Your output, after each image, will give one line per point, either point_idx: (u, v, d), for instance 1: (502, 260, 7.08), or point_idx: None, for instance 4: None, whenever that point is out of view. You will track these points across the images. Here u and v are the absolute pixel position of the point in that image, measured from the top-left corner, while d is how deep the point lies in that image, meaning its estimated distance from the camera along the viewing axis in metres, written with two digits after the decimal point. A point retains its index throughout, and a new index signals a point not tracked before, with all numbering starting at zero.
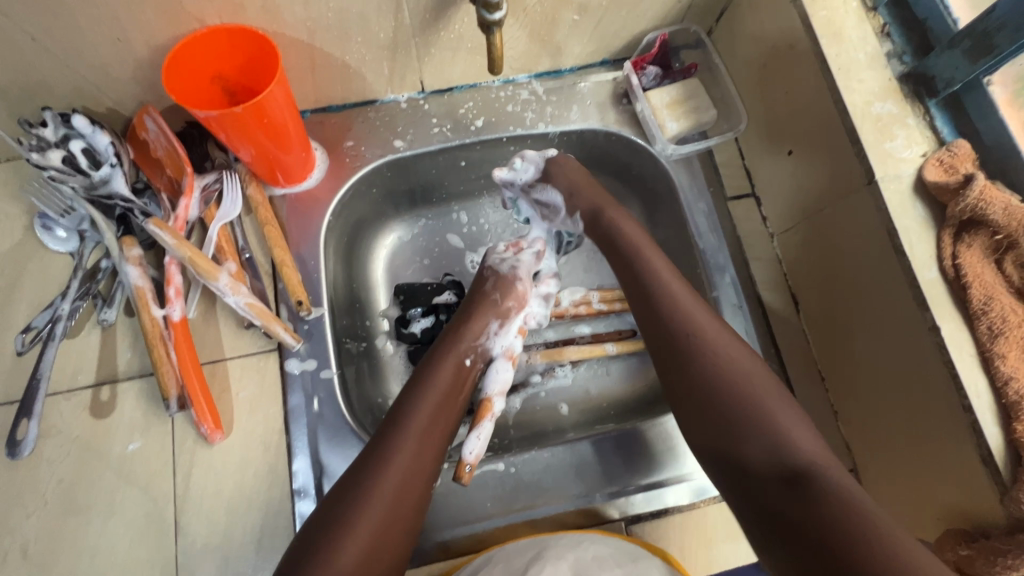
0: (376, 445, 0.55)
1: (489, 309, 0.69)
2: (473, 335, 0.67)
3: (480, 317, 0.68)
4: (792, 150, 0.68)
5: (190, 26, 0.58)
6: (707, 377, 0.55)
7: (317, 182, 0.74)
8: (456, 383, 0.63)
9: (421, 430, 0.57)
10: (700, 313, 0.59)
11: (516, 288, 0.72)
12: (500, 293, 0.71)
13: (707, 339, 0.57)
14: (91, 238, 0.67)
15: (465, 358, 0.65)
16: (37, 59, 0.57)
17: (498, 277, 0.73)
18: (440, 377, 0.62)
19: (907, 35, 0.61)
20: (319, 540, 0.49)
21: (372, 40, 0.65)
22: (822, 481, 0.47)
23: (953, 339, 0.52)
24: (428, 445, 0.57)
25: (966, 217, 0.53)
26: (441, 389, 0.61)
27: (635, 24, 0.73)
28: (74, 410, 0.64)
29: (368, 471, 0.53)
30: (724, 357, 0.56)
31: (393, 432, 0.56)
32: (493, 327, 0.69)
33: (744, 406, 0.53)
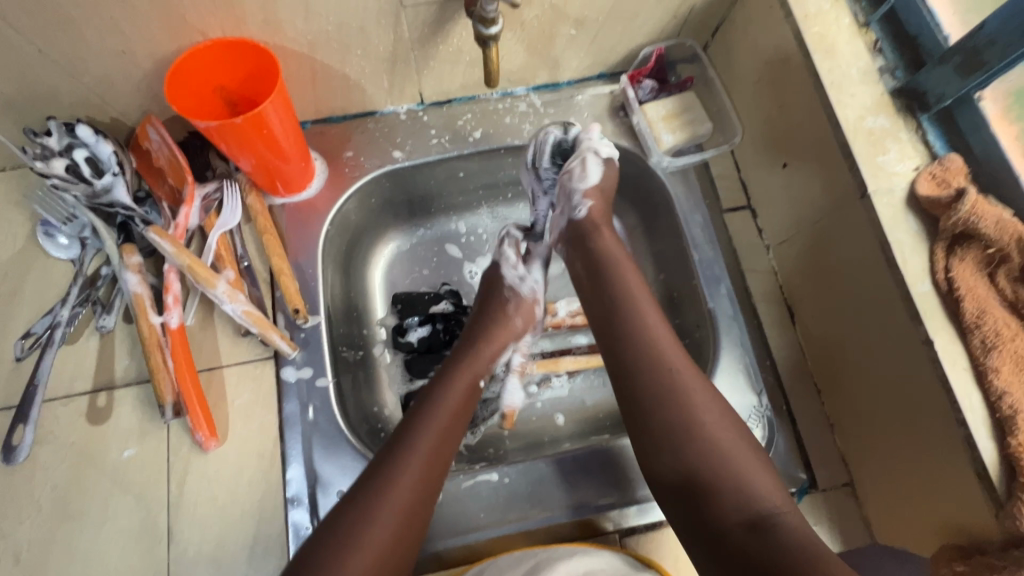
0: (385, 459, 0.56)
1: (512, 335, 0.71)
2: (496, 357, 0.69)
3: (498, 341, 0.70)
4: (786, 163, 0.68)
5: (192, 39, 0.59)
6: (674, 418, 0.56)
7: (316, 192, 0.74)
8: (467, 401, 0.63)
9: (433, 443, 0.57)
10: (670, 347, 0.59)
11: (530, 308, 0.74)
12: (520, 317, 0.73)
13: (671, 373, 0.58)
14: (92, 245, 0.68)
15: (484, 381, 0.67)
16: (43, 70, 0.58)
17: (519, 299, 0.73)
18: (453, 392, 0.63)
19: (899, 50, 0.61)
20: (327, 550, 0.49)
21: (372, 53, 0.66)
22: (780, 530, 0.48)
23: (947, 352, 0.52)
24: (438, 455, 0.57)
25: (959, 231, 0.53)
26: (452, 404, 0.61)
27: (631, 38, 0.74)
28: (71, 416, 0.64)
29: (377, 485, 0.53)
30: (689, 405, 0.56)
31: (403, 446, 0.56)
32: (511, 349, 0.72)
33: (708, 449, 0.54)
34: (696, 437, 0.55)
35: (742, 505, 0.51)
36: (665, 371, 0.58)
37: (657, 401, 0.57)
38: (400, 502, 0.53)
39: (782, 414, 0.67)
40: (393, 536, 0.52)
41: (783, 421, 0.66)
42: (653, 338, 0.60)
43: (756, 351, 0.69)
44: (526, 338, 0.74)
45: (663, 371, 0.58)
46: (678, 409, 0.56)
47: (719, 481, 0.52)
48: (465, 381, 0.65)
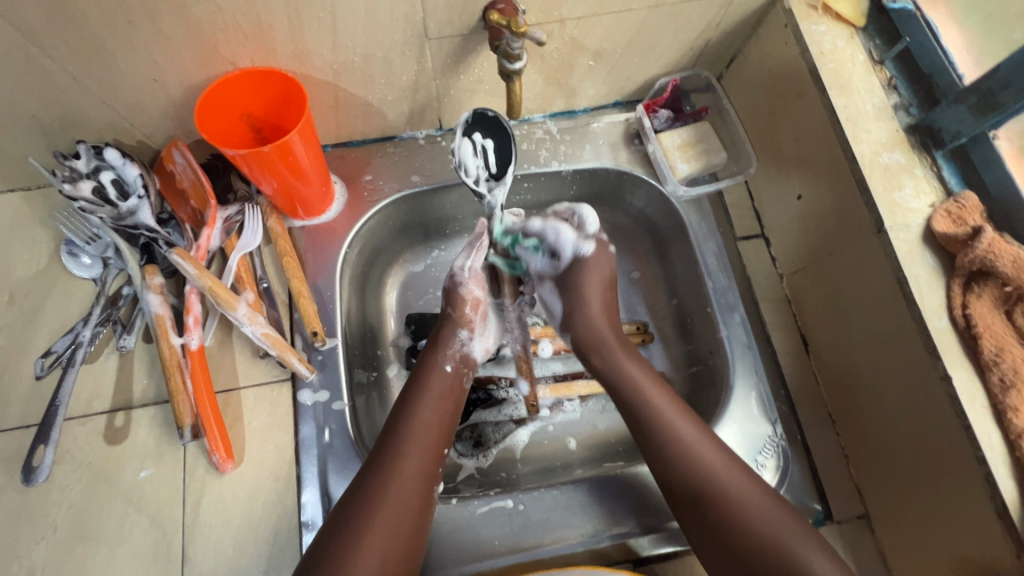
0: (381, 451, 0.57)
1: (454, 323, 0.70)
2: (444, 343, 0.68)
3: (446, 328, 0.69)
4: (800, 195, 0.69)
5: (222, 68, 0.60)
6: (698, 484, 0.56)
7: (335, 215, 0.75)
8: (449, 391, 0.64)
9: (423, 432, 0.59)
10: (673, 413, 0.60)
11: (467, 296, 0.71)
12: (451, 305, 0.71)
13: (682, 439, 0.58)
14: (115, 265, 0.69)
15: (447, 366, 0.66)
16: (75, 96, 0.60)
17: (449, 292, 0.72)
18: (433, 381, 0.64)
19: (913, 87, 0.62)
20: (333, 544, 0.51)
21: (395, 82, 0.67)
22: None
23: (964, 389, 0.52)
24: (429, 442, 0.59)
25: (975, 268, 0.54)
26: (434, 392, 0.63)
27: (648, 69, 0.75)
28: (89, 436, 0.64)
29: (375, 477, 0.55)
30: (710, 473, 0.56)
31: (395, 437, 0.58)
32: (463, 335, 0.69)
33: (740, 519, 0.53)
34: (727, 503, 0.54)
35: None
36: (673, 443, 0.58)
37: (680, 472, 0.57)
38: (398, 492, 0.55)
39: (797, 444, 0.67)
40: (394, 526, 0.53)
41: (798, 451, 0.66)
42: (659, 407, 0.61)
43: (771, 380, 0.69)
44: (481, 323, 0.71)
45: (677, 442, 0.58)
46: (698, 477, 0.56)
47: (761, 552, 0.52)
48: (434, 371, 0.65)
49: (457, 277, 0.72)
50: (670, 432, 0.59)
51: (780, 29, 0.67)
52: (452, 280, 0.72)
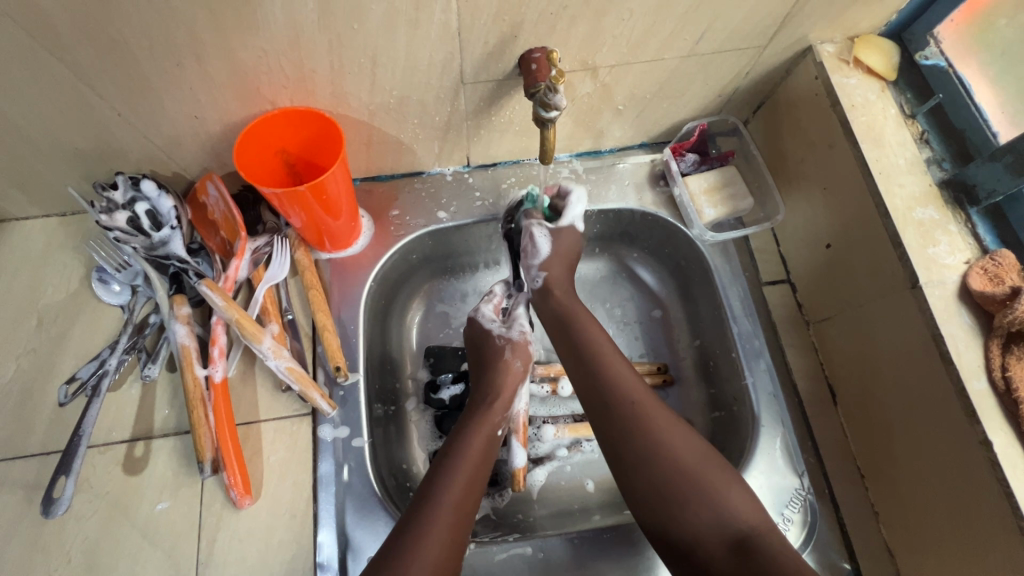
0: (416, 512, 0.55)
1: (516, 379, 0.69)
2: (504, 404, 0.67)
3: (507, 387, 0.68)
4: (829, 244, 0.69)
5: (261, 107, 0.61)
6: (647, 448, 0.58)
7: (362, 248, 0.76)
8: (489, 456, 0.62)
9: (458, 498, 0.56)
10: (639, 390, 0.62)
11: (528, 349, 0.72)
12: (521, 359, 0.70)
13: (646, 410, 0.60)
14: (144, 293, 0.69)
15: (497, 430, 0.65)
16: (117, 130, 0.61)
17: (514, 343, 0.71)
18: (475, 445, 0.62)
19: (946, 142, 0.62)
20: None
21: (427, 122, 0.68)
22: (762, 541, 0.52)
23: (1005, 454, 0.51)
24: (465, 512, 0.56)
25: (1015, 329, 0.53)
26: (477, 456, 0.61)
27: (676, 113, 0.76)
28: (108, 465, 0.64)
29: (401, 550, 0.52)
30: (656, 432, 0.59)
31: (426, 510, 0.55)
32: (520, 394, 0.70)
33: (691, 466, 0.56)
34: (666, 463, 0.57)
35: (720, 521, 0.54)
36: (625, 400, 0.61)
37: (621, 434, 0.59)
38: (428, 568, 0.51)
39: (825, 499, 0.65)
40: None
41: (826, 507, 0.64)
42: (608, 358, 0.64)
43: (798, 431, 0.68)
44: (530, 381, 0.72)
45: (637, 407, 0.60)
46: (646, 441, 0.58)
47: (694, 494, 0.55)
48: (482, 433, 0.63)
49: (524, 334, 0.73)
50: (636, 403, 0.60)
51: (810, 80, 0.67)
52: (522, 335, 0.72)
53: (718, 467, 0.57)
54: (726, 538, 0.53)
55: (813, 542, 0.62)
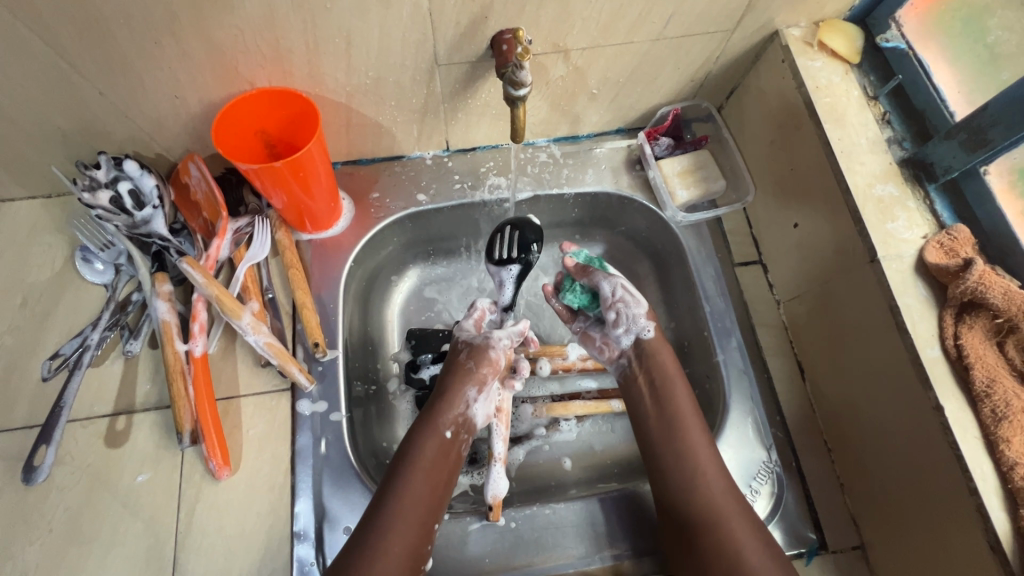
0: (369, 521, 0.58)
1: (466, 379, 0.69)
2: (451, 404, 0.67)
3: (456, 388, 0.68)
4: (797, 224, 0.71)
5: (241, 87, 0.63)
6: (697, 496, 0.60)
7: (342, 230, 0.78)
8: (444, 455, 0.64)
9: (411, 505, 0.59)
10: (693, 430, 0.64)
11: (490, 355, 0.71)
12: (473, 360, 0.70)
13: (688, 449, 0.63)
14: (126, 271, 0.71)
15: (446, 431, 0.66)
16: (99, 110, 0.63)
17: (471, 346, 0.72)
18: (427, 447, 0.64)
19: (906, 123, 0.64)
20: None
21: (405, 105, 0.70)
22: None
23: (957, 420, 0.52)
24: (416, 514, 0.59)
25: (967, 299, 0.54)
26: (426, 463, 0.62)
27: (650, 98, 0.78)
28: (90, 438, 0.65)
29: (359, 552, 0.56)
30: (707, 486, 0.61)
31: (380, 513, 0.58)
32: (471, 395, 0.68)
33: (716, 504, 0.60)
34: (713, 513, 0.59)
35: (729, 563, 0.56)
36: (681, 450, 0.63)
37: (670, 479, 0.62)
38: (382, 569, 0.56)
39: (792, 471, 0.66)
40: None
41: (793, 478, 0.66)
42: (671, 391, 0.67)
43: (766, 405, 0.69)
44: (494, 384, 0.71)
45: (683, 443, 0.63)
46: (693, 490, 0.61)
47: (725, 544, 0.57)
48: (432, 435, 0.65)
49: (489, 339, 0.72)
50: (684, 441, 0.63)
51: (778, 63, 0.69)
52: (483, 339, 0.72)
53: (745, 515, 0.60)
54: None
55: (779, 513, 0.64)
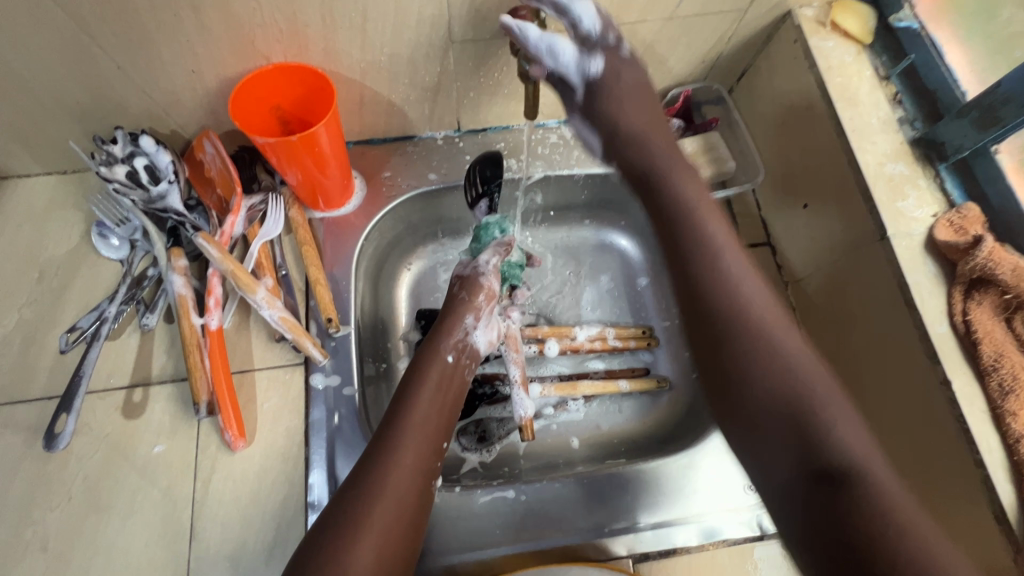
0: (379, 440, 0.57)
1: (460, 307, 0.70)
2: (451, 330, 0.68)
3: (453, 316, 0.69)
4: (807, 204, 0.71)
5: (257, 63, 0.64)
6: (774, 371, 0.49)
7: (353, 209, 0.78)
8: (447, 378, 0.64)
9: (421, 419, 0.59)
10: (778, 338, 0.50)
11: (483, 284, 0.72)
12: (467, 290, 0.71)
13: (810, 397, 0.47)
14: (142, 247, 0.72)
15: (448, 355, 0.66)
16: (117, 85, 0.63)
17: (464, 280, 0.72)
18: (432, 369, 0.64)
19: (918, 103, 0.65)
20: (331, 533, 0.50)
21: (418, 83, 0.71)
22: None
23: (964, 394, 0.53)
24: (426, 432, 0.59)
25: (976, 276, 0.55)
26: (432, 384, 0.63)
27: (661, 79, 0.78)
28: (107, 410, 0.66)
29: (372, 468, 0.55)
30: (773, 339, 0.51)
31: (391, 431, 0.58)
32: (469, 321, 0.69)
33: (795, 384, 0.48)
34: (781, 373, 0.49)
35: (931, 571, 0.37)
36: (732, 316, 0.53)
37: (724, 335, 0.52)
38: (395, 485, 0.54)
39: None
40: (393, 516, 0.52)
41: None
42: (740, 283, 0.54)
43: None
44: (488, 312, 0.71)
45: (748, 314, 0.52)
46: (767, 364, 0.50)
47: (908, 541, 0.39)
48: (434, 359, 0.65)
49: (478, 269, 0.72)
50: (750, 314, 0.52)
51: (790, 44, 0.69)
52: (473, 271, 0.72)
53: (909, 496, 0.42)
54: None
55: None
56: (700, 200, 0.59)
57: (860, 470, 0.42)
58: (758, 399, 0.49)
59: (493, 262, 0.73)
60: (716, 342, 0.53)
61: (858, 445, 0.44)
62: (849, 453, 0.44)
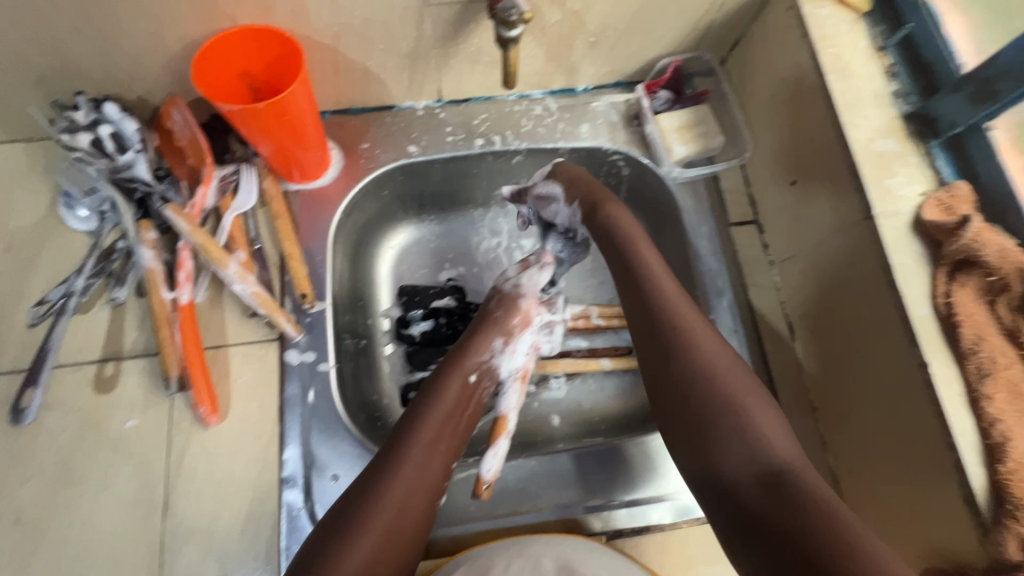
0: (390, 451, 0.56)
1: (493, 325, 0.69)
2: (479, 350, 0.67)
3: (484, 333, 0.68)
4: (794, 180, 0.69)
5: (222, 25, 0.61)
6: (692, 377, 0.55)
7: (330, 180, 0.76)
8: (465, 399, 0.63)
9: (434, 436, 0.59)
10: (690, 318, 0.59)
11: (521, 305, 0.71)
12: (502, 309, 0.71)
13: (686, 327, 0.58)
14: (111, 219, 0.70)
15: (470, 375, 0.65)
16: (75, 46, 0.60)
17: (502, 296, 0.72)
18: (452, 386, 0.63)
19: (913, 76, 0.62)
20: (330, 544, 0.49)
21: (394, 49, 0.68)
22: (800, 483, 0.48)
23: (941, 376, 0.52)
24: (438, 453, 0.58)
25: (960, 257, 0.54)
26: (448, 404, 0.62)
27: (649, 49, 0.75)
28: (78, 384, 0.65)
29: (380, 477, 0.54)
30: (701, 356, 0.56)
31: (404, 441, 0.57)
32: (497, 345, 0.68)
33: (700, 368, 0.56)
34: (705, 382, 0.55)
35: (756, 455, 0.51)
36: (698, 364, 0.56)
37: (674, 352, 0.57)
38: (400, 497, 0.53)
39: None
40: (395, 529, 0.52)
41: None
42: (658, 278, 0.62)
43: (754, 364, 0.70)
44: (518, 338, 0.71)
45: (666, 306, 0.60)
46: (696, 373, 0.55)
47: (745, 431, 0.52)
48: (458, 376, 0.64)
49: (518, 287, 0.72)
50: (683, 330, 0.58)
51: (784, 12, 0.67)
52: (513, 288, 0.72)
53: (756, 392, 0.55)
54: (759, 473, 0.50)
55: None
56: (662, 276, 0.62)
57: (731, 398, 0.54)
58: (670, 387, 0.56)
59: (526, 275, 0.73)
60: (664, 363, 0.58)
61: (784, 452, 0.51)
62: (716, 366, 0.56)
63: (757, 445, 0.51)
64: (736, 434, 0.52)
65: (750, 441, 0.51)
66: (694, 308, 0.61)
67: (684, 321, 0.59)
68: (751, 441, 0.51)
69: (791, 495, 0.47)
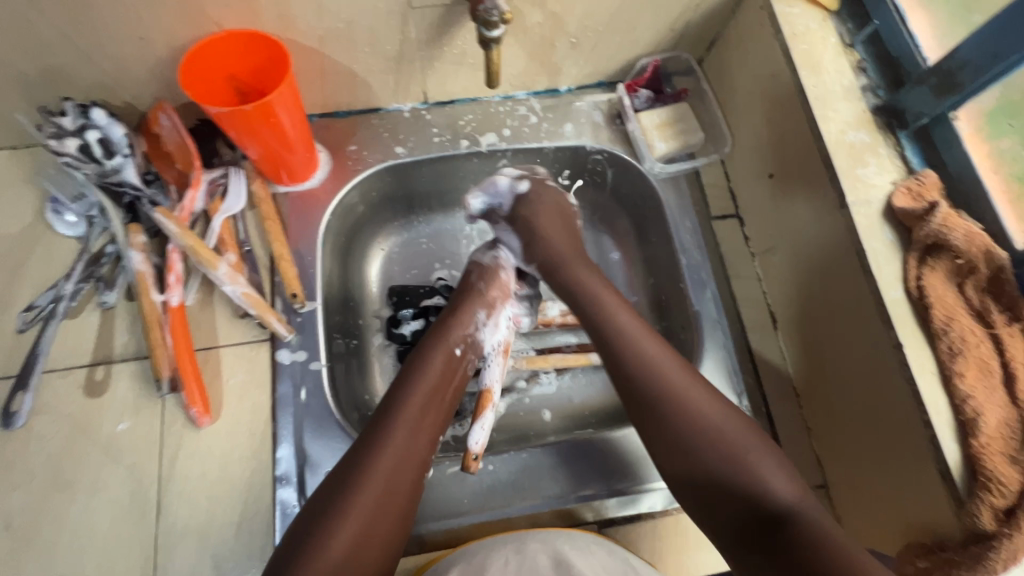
0: (371, 430, 0.57)
1: (476, 297, 0.70)
2: (460, 323, 0.67)
3: (467, 307, 0.69)
4: (772, 173, 0.71)
5: (208, 29, 0.62)
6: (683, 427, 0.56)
7: (319, 182, 0.77)
8: (451, 370, 0.64)
9: (417, 410, 0.59)
10: (659, 359, 0.60)
11: (500, 277, 0.73)
12: (485, 280, 0.72)
13: (670, 386, 0.58)
14: (99, 224, 0.70)
15: (455, 348, 0.66)
16: (62, 53, 0.61)
17: (481, 268, 0.73)
18: (434, 360, 0.64)
19: (881, 71, 0.65)
20: (313, 527, 0.50)
21: (380, 52, 0.69)
22: (803, 526, 0.49)
23: (916, 356, 0.54)
24: (422, 427, 0.59)
25: (931, 242, 0.56)
26: (432, 379, 0.62)
27: (629, 49, 0.77)
28: (68, 389, 0.65)
29: (361, 456, 0.55)
30: (693, 412, 0.57)
31: (385, 419, 0.58)
32: (481, 316, 0.69)
33: (686, 414, 0.56)
34: (693, 432, 0.56)
35: (755, 501, 0.52)
36: (676, 408, 0.57)
37: (657, 401, 0.58)
38: (384, 474, 0.54)
39: (761, 415, 0.69)
40: (380, 508, 0.53)
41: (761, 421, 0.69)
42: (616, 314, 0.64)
43: (738, 353, 0.72)
44: (502, 309, 0.72)
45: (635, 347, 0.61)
46: (687, 427, 0.56)
47: (744, 479, 0.53)
48: (442, 349, 0.65)
49: (489, 260, 0.73)
50: (663, 377, 0.58)
51: (757, 11, 0.69)
52: (485, 260, 0.73)
53: (748, 437, 0.55)
54: (761, 517, 0.51)
55: None
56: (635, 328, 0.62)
57: (715, 435, 0.55)
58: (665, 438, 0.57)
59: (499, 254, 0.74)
60: (658, 415, 0.58)
61: (786, 492, 0.52)
62: (701, 413, 0.56)
63: (757, 486, 0.52)
64: (736, 486, 0.53)
65: (750, 492, 0.52)
66: (666, 348, 0.62)
67: (659, 365, 0.59)
68: (746, 484, 0.53)
69: (793, 534, 0.49)
